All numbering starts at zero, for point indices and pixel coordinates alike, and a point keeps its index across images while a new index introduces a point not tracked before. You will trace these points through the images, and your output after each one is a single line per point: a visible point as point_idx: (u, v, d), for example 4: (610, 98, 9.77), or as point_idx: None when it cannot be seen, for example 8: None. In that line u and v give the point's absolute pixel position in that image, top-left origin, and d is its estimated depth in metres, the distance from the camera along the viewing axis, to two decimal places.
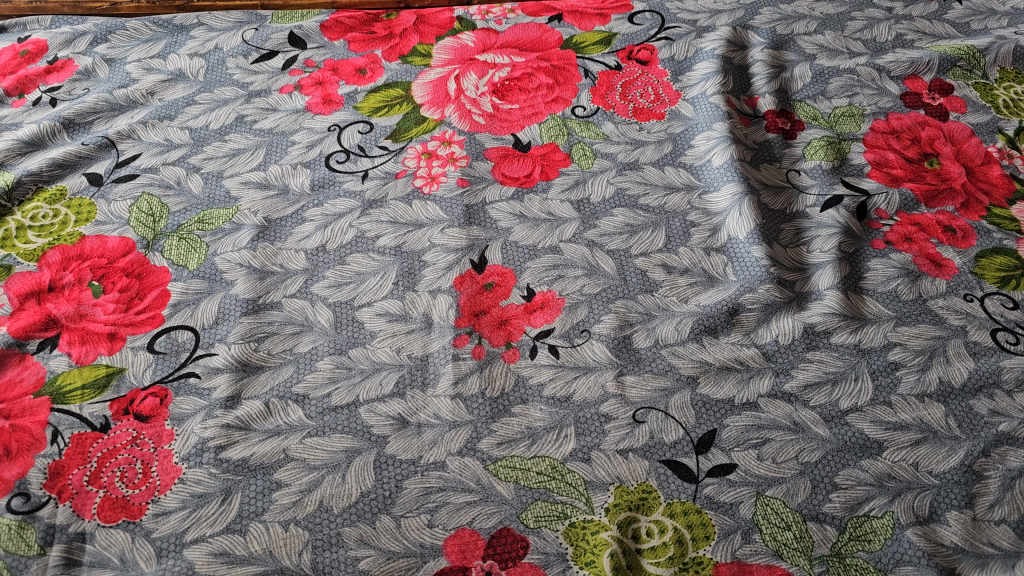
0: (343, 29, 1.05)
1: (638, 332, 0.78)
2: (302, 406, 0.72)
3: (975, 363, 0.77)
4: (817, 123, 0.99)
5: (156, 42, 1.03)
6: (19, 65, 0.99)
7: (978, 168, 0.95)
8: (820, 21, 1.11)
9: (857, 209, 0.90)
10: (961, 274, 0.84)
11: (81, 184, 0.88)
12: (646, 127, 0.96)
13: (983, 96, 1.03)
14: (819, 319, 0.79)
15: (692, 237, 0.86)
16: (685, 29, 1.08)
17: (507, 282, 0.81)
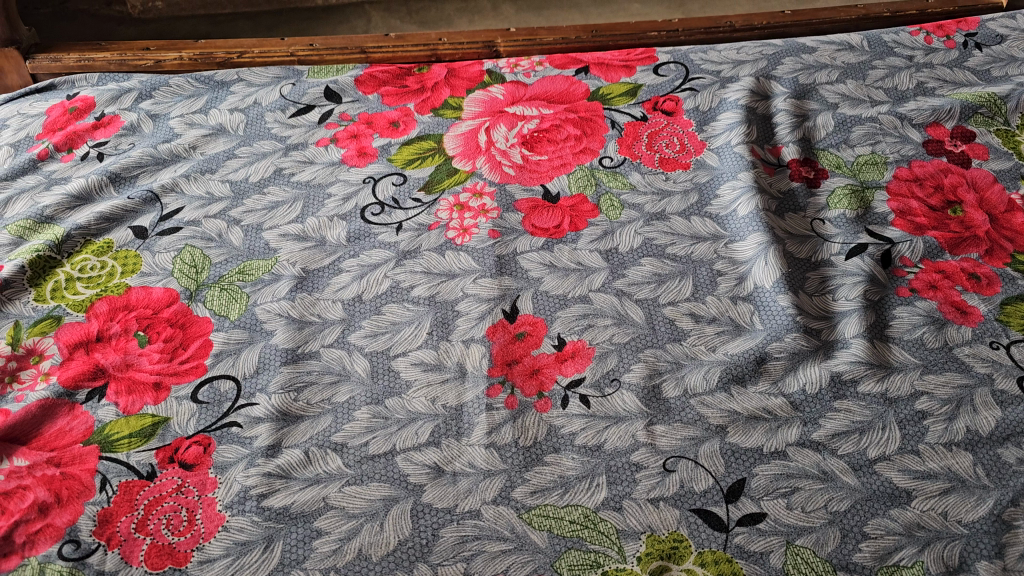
0: (376, 83, 1.09)
1: (667, 381, 0.79)
2: (341, 454, 0.74)
3: (1002, 412, 0.77)
4: (840, 171, 1.01)
5: (198, 98, 1.07)
6: (68, 121, 1.04)
7: (1002, 215, 0.96)
8: (842, 70, 1.13)
9: (881, 258, 0.91)
10: (987, 321, 0.85)
11: (127, 237, 0.92)
12: (672, 177, 0.99)
13: (1005, 143, 1.05)
14: (845, 368, 0.80)
15: (719, 286, 0.88)
16: (709, 80, 1.11)
17: (538, 331, 0.83)
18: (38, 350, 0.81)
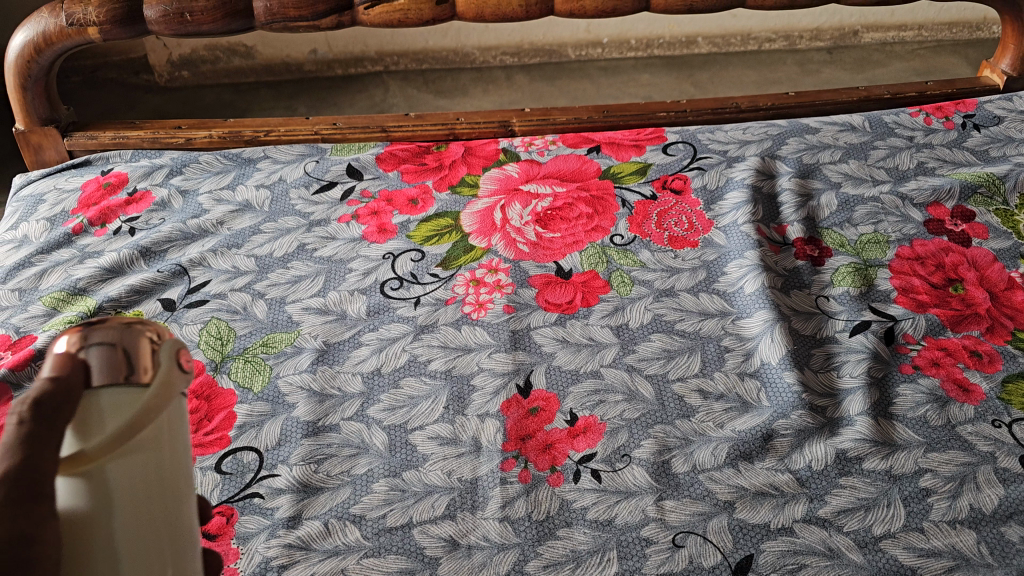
0: (396, 161, 1.14)
1: (676, 457, 0.81)
2: (359, 526, 0.76)
3: (1005, 489, 0.79)
4: (844, 250, 1.04)
5: (225, 174, 1.12)
6: (102, 197, 1.09)
7: (1002, 293, 0.99)
8: (844, 150, 1.18)
9: (884, 336, 0.94)
10: (989, 399, 0.87)
11: (156, 309, 0.95)
12: (680, 255, 1.03)
13: (1004, 223, 1.08)
14: (850, 445, 0.83)
15: (726, 362, 0.91)
16: (716, 160, 1.15)
17: (551, 407, 0.86)
18: None
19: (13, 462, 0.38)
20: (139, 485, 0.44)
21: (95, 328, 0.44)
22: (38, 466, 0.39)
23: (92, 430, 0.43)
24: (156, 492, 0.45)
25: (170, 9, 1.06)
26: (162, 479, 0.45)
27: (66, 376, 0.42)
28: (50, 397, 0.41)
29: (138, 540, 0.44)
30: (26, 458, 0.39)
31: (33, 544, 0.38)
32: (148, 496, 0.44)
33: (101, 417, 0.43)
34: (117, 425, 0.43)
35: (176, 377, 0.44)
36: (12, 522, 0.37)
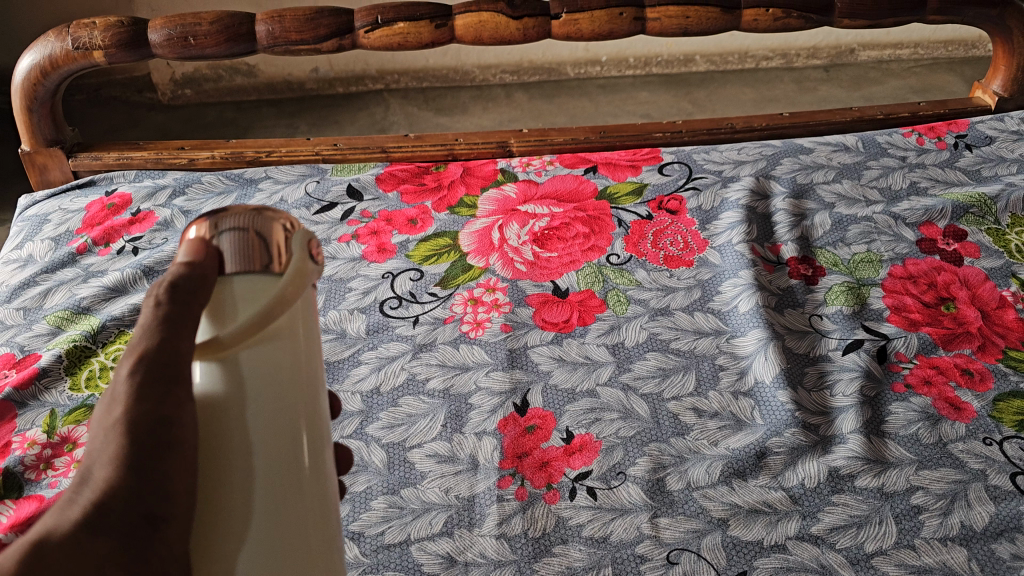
0: (396, 181, 1.16)
1: (671, 475, 0.83)
2: (358, 543, 0.77)
3: (996, 507, 0.80)
4: (837, 269, 1.06)
5: (227, 195, 1.14)
6: (105, 217, 1.11)
7: (993, 312, 1.00)
8: (837, 170, 1.20)
9: (877, 354, 0.95)
10: (981, 417, 0.88)
11: None
12: (676, 274, 1.04)
13: (996, 242, 1.10)
14: (842, 463, 0.84)
15: (721, 380, 0.92)
16: (711, 180, 1.17)
17: (547, 425, 0.87)
18: (72, 438, 0.85)
19: (162, 333, 0.42)
20: (274, 367, 0.47)
21: (227, 220, 0.49)
22: (179, 339, 0.42)
23: (230, 311, 0.46)
24: (289, 378, 0.48)
25: (174, 33, 1.09)
26: (294, 363, 0.49)
27: (204, 262, 0.47)
28: (192, 280, 0.45)
29: (270, 426, 0.47)
30: (173, 332, 0.42)
31: (171, 422, 0.40)
32: (283, 378, 0.48)
33: (236, 300, 0.46)
34: (255, 304, 0.46)
35: (309, 264, 0.48)
36: (164, 388, 0.41)
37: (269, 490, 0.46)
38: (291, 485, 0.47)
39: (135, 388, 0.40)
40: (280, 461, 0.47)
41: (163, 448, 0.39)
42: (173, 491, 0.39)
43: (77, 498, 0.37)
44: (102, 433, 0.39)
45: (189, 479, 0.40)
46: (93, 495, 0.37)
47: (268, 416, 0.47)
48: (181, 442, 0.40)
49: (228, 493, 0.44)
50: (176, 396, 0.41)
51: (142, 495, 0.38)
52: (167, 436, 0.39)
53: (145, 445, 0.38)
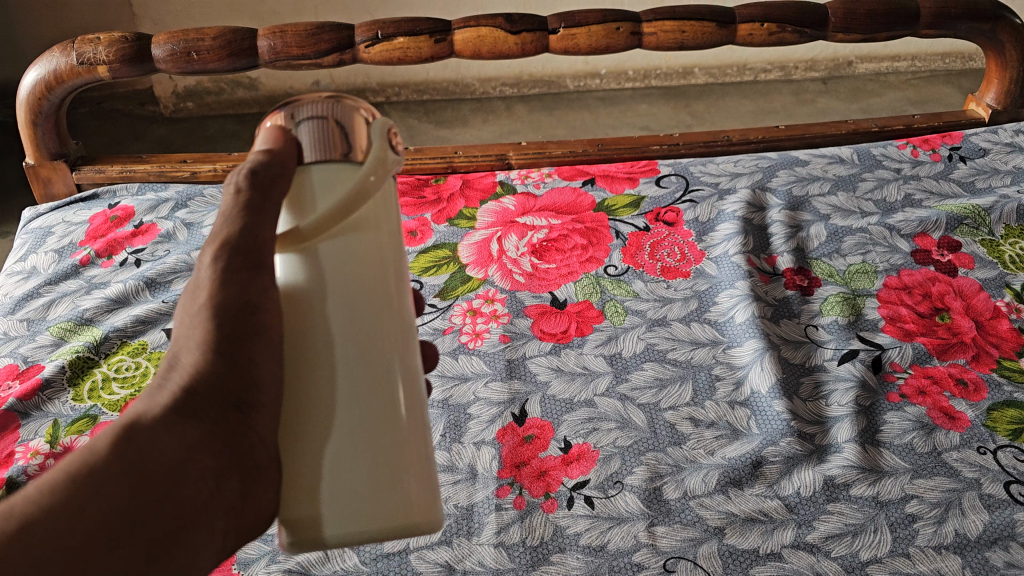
0: None
1: (668, 484, 0.83)
2: (358, 552, 0.78)
3: (990, 515, 0.81)
4: (833, 279, 1.07)
5: None
6: (108, 229, 1.12)
7: (987, 322, 1.01)
8: (833, 182, 1.21)
9: (872, 363, 0.96)
10: (975, 426, 0.89)
11: (160, 338, 0.97)
12: (673, 285, 1.05)
13: (990, 253, 1.11)
14: (837, 471, 0.84)
15: (717, 391, 0.93)
16: (707, 192, 1.18)
17: (546, 434, 0.88)
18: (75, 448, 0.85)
19: (241, 220, 0.53)
20: (355, 255, 0.56)
21: (305, 111, 0.58)
22: (261, 229, 0.54)
23: (312, 195, 0.56)
24: (370, 264, 0.56)
25: (177, 49, 1.10)
26: (378, 253, 0.57)
27: (286, 151, 0.56)
28: (273, 169, 0.55)
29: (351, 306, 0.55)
30: (252, 216, 0.54)
31: (253, 308, 0.53)
32: (364, 264, 0.56)
33: (318, 186, 0.56)
34: (335, 194, 0.56)
35: (383, 153, 0.57)
36: (247, 275, 0.53)
37: (350, 373, 0.54)
38: (371, 368, 0.55)
39: (223, 276, 0.53)
40: (359, 344, 0.55)
41: (241, 335, 0.52)
42: (259, 379, 0.53)
43: (178, 377, 0.52)
44: (198, 313, 0.53)
45: (265, 361, 0.53)
46: (183, 376, 0.51)
47: (347, 300, 0.55)
48: (260, 327, 0.53)
49: (309, 373, 0.54)
50: (254, 285, 0.53)
51: (227, 375, 0.52)
52: (240, 323, 0.52)
53: (224, 333, 0.52)
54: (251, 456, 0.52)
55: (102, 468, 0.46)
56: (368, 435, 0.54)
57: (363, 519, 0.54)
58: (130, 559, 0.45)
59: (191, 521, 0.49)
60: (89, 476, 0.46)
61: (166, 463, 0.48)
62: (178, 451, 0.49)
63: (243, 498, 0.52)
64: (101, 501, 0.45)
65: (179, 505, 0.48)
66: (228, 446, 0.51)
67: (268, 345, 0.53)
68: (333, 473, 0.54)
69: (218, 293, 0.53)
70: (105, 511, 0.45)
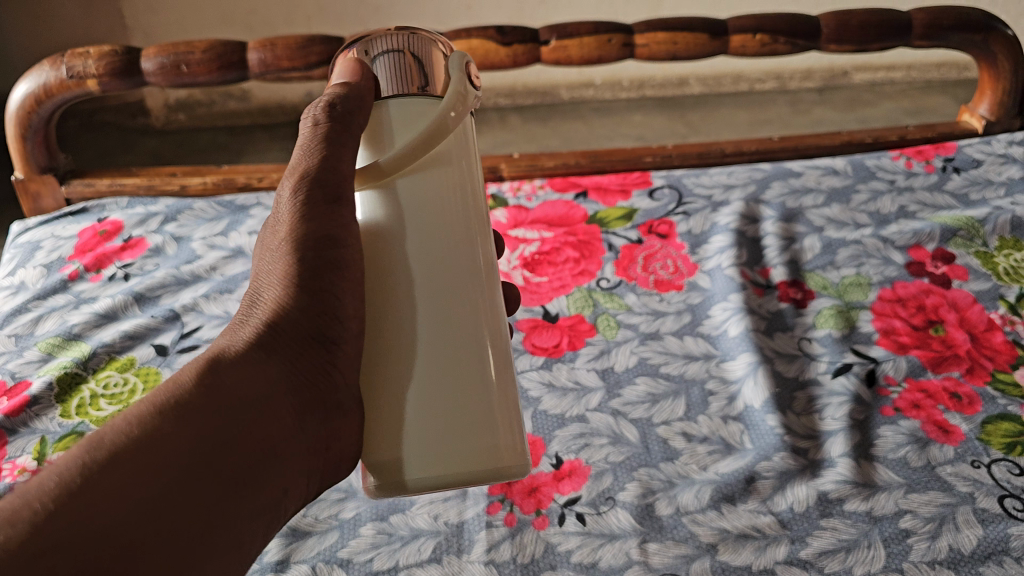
0: None
1: (660, 500, 0.83)
2: (346, 569, 0.77)
3: (984, 530, 0.79)
4: (827, 292, 1.07)
5: (219, 221, 1.16)
6: (97, 243, 1.13)
7: (981, 334, 1.01)
8: (827, 194, 1.21)
9: (866, 377, 0.95)
10: (969, 440, 0.88)
11: (149, 353, 0.97)
12: (666, 298, 1.05)
13: (984, 264, 1.10)
14: (831, 487, 0.83)
15: (710, 405, 0.92)
16: (701, 204, 1.18)
17: (537, 450, 0.88)
18: None
19: (322, 153, 0.53)
20: (436, 188, 0.54)
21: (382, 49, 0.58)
22: (342, 161, 0.54)
23: (390, 128, 0.56)
24: (451, 199, 0.55)
25: (167, 62, 1.10)
26: (461, 185, 0.55)
27: (364, 85, 0.56)
28: (352, 101, 0.55)
29: (431, 244, 0.53)
30: (332, 147, 0.53)
31: (335, 242, 0.52)
32: (446, 197, 0.54)
33: (395, 119, 0.56)
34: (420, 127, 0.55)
35: (463, 86, 0.55)
36: (328, 208, 0.53)
37: (431, 310, 0.53)
38: (453, 304, 0.53)
39: (306, 209, 0.53)
40: (444, 277, 0.53)
41: (323, 268, 0.52)
42: (342, 313, 0.52)
43: (261, 313, 0.52)
44: (280, 249, 0.53)
45: (349, 296, 0.53)
46: (268, 312, 0.51)
47: (429, 231, 0.54)
48: (342, 261, 0.52)
49: (390, 311, 0.53)
50: (334, 217, 0.53)
51: (309, 309, 0.52)
52: (321, 257, 0.52)
53: (306, 267, 0.52)
54: (334, 396, 0.51)
55: (190, 398, 0.45)
56: (451, 372, 0.52)
57: (446, 459, 0.52)
58: (222, 488, 0.44)
59: (277, 454, 0.48)
60: (179, 404, 0.44)
61: (250, 396, 0.47)
62: (259, 387, 0.48)
63: (324, 437, 0.51)
64: (190, 430, 0.44)
65: (264, 437, 0.47)
66: (309, 382, 0.51)
67: (350, 280, 0.53)
68: (417, 413, 0.52)
69: (300, 228, 0.53)
70: (194, 439, 0.43)
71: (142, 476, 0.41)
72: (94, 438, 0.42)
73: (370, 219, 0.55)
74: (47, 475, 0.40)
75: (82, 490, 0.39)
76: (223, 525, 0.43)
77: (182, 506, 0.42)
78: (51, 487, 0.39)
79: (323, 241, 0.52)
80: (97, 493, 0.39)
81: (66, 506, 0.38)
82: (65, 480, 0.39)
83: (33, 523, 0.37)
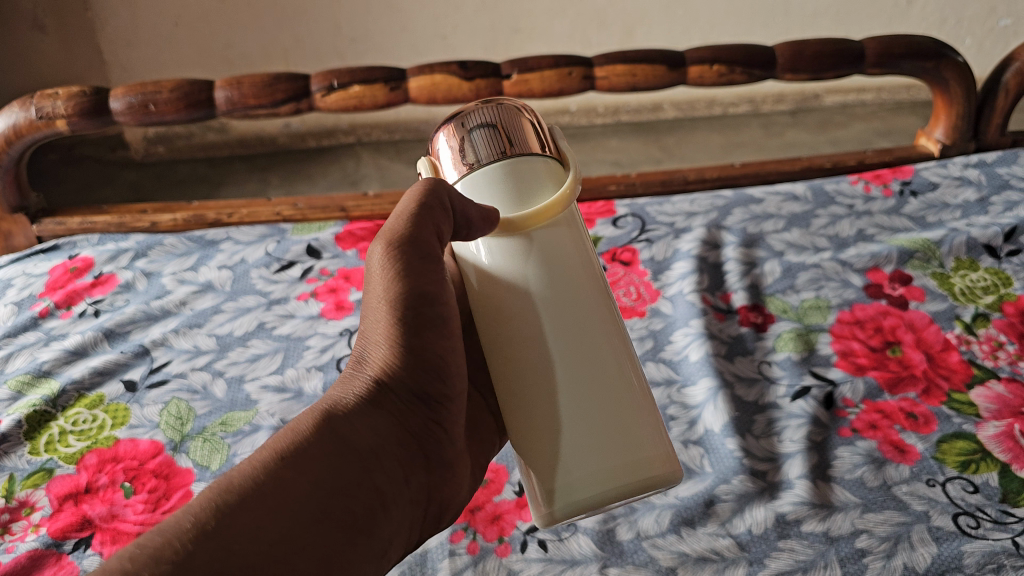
0: (354, 240, 1.19)
1: (621, 525, 0.84)
2: None
3: (938, 547, 0.79)
4: (787, 315, 1.09)
5: (189, 255, 1.19)
6: (68, 280, 1.15)
7: (938, 354, 1.02)
8: (787, 219, 1.25)
9: (824, 399, 0.97)
10: (924, 459, 0.89)
11: (118, 390, 0.97)
12: (628, 324, 1.09)
13: (940, 285, 1.12)
14: (789, 508, 0.84)
15: (671, 430, 0.95)
16: (664, 231, 1.23)
17: (501, 478, 0.90)
18: (30, 502, 0.84)
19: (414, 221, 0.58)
20: (558, 246, 0.60)
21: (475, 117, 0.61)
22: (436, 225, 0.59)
23: (509, 189, 0.59)
24: (567, 257, 0.59)
25: (135, 101, 1.13)
26: (575, 246, 0.61)
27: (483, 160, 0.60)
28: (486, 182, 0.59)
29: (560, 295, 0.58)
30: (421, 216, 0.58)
31: (429, 303, 0.59)
32: (565, 252, 0.60)
33: (515, 182, 0.59)
34: (551, 186, 0.61)
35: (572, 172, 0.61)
36: (422, 270, 0.59)
37: (567, 353, 0.57)
38: (584, 343, 0.57)
39: (401, 267, 0.58)
40: (573, 321, 0.57)
41: (424, 327, 0.59)
42: (444, 371, 0.60)
43: (368, 371, 0.58)
44: (380, 308, 0.59)
45: (445, 356, 0.60)
46: (376, 369, 0.58)
47: (553, 280, 0.58)
48: (437, 317, 0.60)
49: (530, 362, 0.57)
50: (428, 275, 0.60)
51: (412, 366, 0.58)
52: (420, 315, 0.59)
53: (407, 325, 0.58)
54: (432, 450, 0.59)
55: (305, 448, 0.51)
56: (597, 403, 0.56)
57: (609, 478, 0.55)
58: (343, 533, 0.49)
59: (386, 504, 0.54)
60: (296, 454, 0.50)
61: (358, 447, 0.54)
62: (368, 438, 0.55)
63: (426, 488, 0.59)
64: (308, 478, 0.50)
65: (374, 487, 0.53)
66: (413, 435, 0.58)
67: (445, 342, 0.60)
68: (570, 442, 0.56)
69: (395, 287, 0.58)
70: (312, 486, 0.49)
71: (272, 521, 0.46)
72: (225, 482, 0.48)
73: (495, 281, 0.60)
74: (183, 515, 0.45)
75: (217, 531, 0.44)
76: (343, 569, 0.48)
77: (308, 546, 0.47)
78: (189, 526, 0.44)
79: (421, 301, 0.59)
80: (230, 534, 0.44)
81: (204, 541, 0.43)
82: (200, 520, 0.45)
83: (177, 559, 0.42)
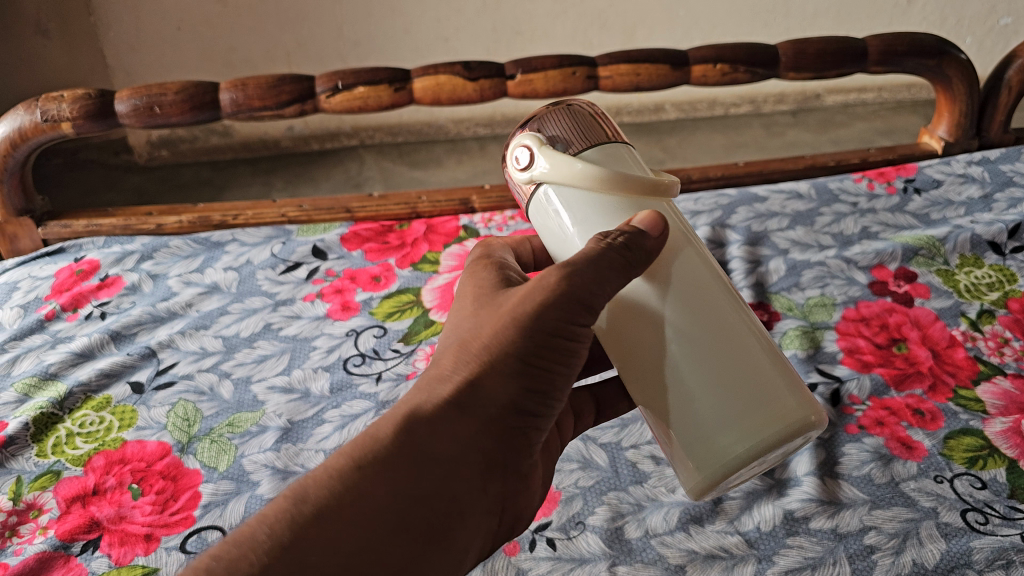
0: (359, 240, 1.20)
1: (629, 523, 0.84)
2: None
3: (947, 544, 0.79)
4: (792, 313, 1.09)
5: (195, 257, 1.19)
6: (74, 282, 1.15)
7: (944, 351, 1.02)
8: (791, 217, 1.25)
9: (831, 397, 0.97)
10: (932, 455, 0.89)
11: (125, 392, 0.98)
12: None
13: (945, 282, 1.12)
14: (796, 505, 0.84)
15: None
16: None
17: None
18: (37, 504, 0.84)
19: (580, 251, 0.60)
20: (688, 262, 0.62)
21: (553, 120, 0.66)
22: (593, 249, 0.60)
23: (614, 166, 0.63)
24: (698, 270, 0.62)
25: (140, 103, 1.13)
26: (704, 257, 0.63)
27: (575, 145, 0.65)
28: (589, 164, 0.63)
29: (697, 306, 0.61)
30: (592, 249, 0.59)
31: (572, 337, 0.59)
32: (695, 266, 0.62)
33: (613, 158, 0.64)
34: (644, 172, 0.65)
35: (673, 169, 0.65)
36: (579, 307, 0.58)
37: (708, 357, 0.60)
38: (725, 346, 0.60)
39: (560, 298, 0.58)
40: (703, 320, 0.61)
41: (549, 352, 0.59)
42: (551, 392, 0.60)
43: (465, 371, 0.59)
44: (503, 314, 0.60)
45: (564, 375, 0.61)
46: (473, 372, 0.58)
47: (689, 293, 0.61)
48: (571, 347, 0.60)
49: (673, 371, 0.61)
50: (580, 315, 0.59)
51: (524, 386, 0.59)
52: (552, 343, 0.59)
53: (532, 347, 0.58)
54: (518, 460, 0.61)
55: (389, 458, 0.54)
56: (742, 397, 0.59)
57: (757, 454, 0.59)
58: (420, 543, 0.54)
59: (464, 514, 0.57)
60: (378, 464, 0.54)
61: (442, 455, 0.56)
62: (455, 448, 0.57)
63: (503, 494, 0.61)
64: (388, 489, 0.54)
65: (455, 498, 0.56)
66: (506, 446, 0.59)
67: (563, 365, 0.60)
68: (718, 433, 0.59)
69: (542, 313, 0.58)
70: (393, 496, 0.54)
71: (348, 533, 0.51)
72: (302, 490, 0.53)
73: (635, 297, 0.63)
74: (259, 527, 0.50)
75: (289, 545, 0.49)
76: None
77: (379, 562, 0.51)
78: (265, 539, 0.49)
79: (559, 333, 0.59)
80: (304, 547, 0.49)
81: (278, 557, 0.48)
82: (275, 535, 0.50)
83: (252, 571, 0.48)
